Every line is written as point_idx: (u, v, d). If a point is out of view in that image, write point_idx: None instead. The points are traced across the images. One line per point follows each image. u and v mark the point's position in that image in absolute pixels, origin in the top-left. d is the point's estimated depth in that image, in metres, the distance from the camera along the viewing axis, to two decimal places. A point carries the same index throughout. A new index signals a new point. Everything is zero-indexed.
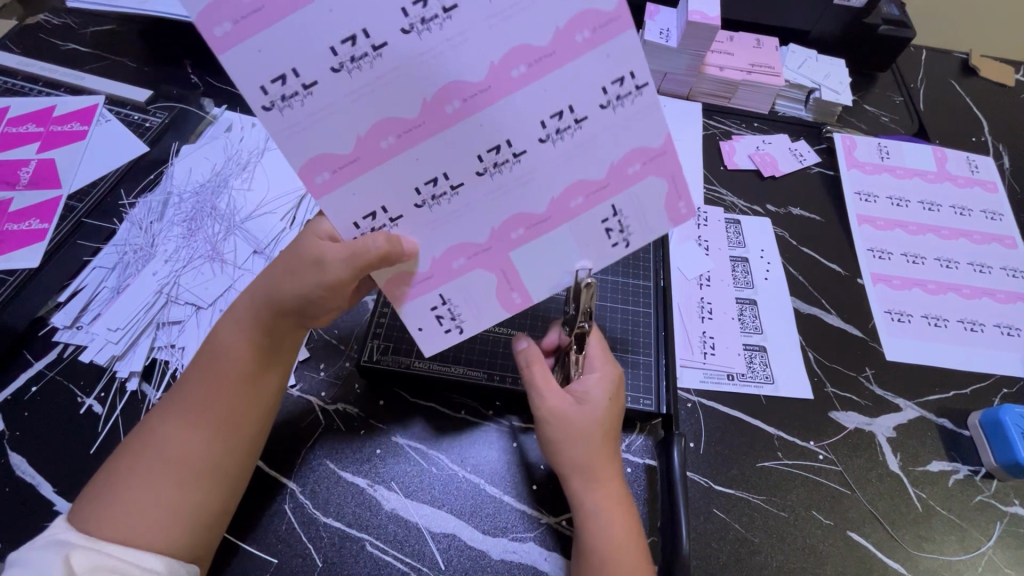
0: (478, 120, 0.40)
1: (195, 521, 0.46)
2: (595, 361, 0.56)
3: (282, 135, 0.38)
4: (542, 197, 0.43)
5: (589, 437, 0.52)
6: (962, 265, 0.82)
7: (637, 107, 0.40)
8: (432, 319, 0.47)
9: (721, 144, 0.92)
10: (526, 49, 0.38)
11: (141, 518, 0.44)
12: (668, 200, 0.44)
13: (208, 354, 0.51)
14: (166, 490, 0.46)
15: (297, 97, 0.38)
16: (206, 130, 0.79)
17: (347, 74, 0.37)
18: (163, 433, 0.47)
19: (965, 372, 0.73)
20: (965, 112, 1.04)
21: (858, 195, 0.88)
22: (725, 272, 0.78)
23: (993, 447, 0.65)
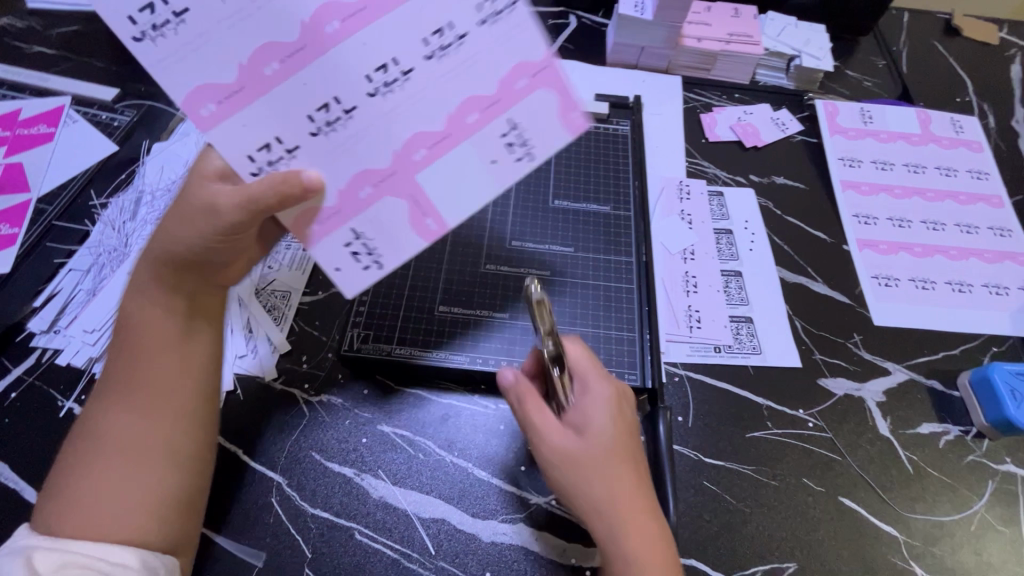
0: (362, 41, 0.42)
1: (160, 506, 0.46)
2: (584, 373, 0.54)
3: (159, 65, 0.39)
4: (424, 98, 0.44)
5: (599, 468, 0.50)
6: (948, 227, 0.81)
7: (512, 19, 0.43)
8: (348, 256, 0.47)
9: (702, 117, 0.91)
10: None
11: (93, 514, 0.44)
12: (561, 110, 0.46)
13: (124, 331, 0.49)
14: (118, 480, 0.45)
15: (169, 26, 0.39)
16: (177, 125, 0.77)
17: (219, 0, 0.39)
18: (100, 430, 0.46)
19: (954, 333, 0.73)
20: (948, 73, 1.03)
21: (842, 161, 0.87)
22: (709, 245, 0.77)
23: (982, 405, 0.65)
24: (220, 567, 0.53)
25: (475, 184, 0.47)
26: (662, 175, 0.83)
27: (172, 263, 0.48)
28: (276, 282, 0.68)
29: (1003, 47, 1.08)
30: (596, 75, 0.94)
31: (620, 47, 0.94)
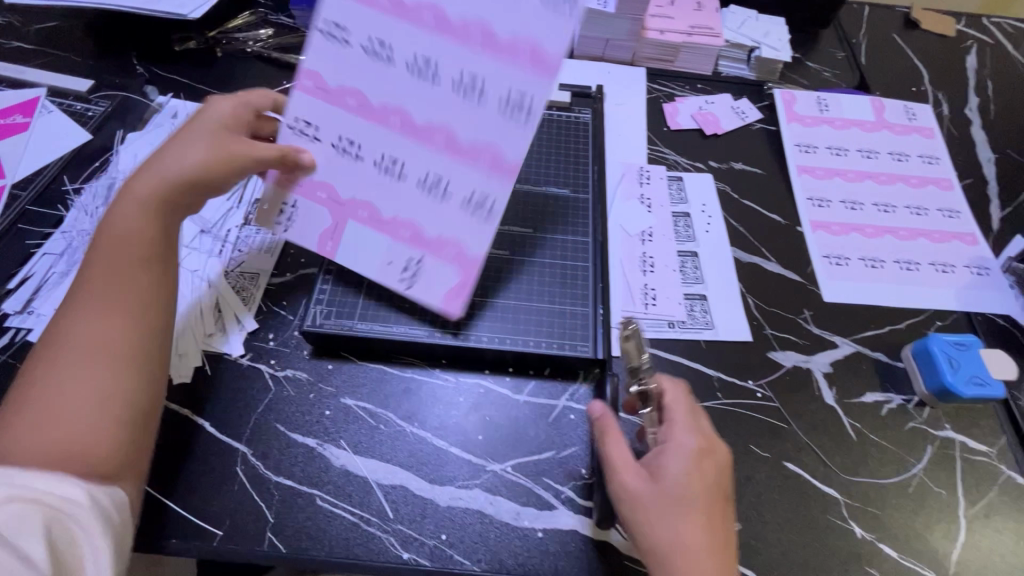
0: (400, 142, 0.58)
1: (84, 435, 0.48)
2: (676, 419, 0.55)
3: (316, 52, 0.58)
4: (411, 192, 0.59)
5: (670, 511, 0.51)
6: (899, 208, 0.84)
7: (473, 227, 0.58)
8: (279, 207, 0.64)
9: (665, 106, 0.94)
10: (501, 48, 0.53)
11: (56, 417, 0.48)
12: (453, 294, 0.60)
13: (100, 241, 0.55)
14: (81, 383, 0.49)
15: (339, 42, 0.58)
16: (151, 116, 0.80)
17: (370, 53, 0.57)
18: (45, 354, 0.50)
19: (901, 309, 0.76)
20: (906, 63, 1.06)
21: (798, 147, 0.90)
22: (666, 227, 0.80)
23: (923, 375, 0.68)
24: (183, 533, 0.55)
25: (369, 265, 0.62)
26: (623, 162, 0.86)
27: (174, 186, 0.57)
28: (245, 264, 0.71)
29: (961, 38, 1.12)
30: (562, 67, 0.97)
31: (585, 40, 0.97)
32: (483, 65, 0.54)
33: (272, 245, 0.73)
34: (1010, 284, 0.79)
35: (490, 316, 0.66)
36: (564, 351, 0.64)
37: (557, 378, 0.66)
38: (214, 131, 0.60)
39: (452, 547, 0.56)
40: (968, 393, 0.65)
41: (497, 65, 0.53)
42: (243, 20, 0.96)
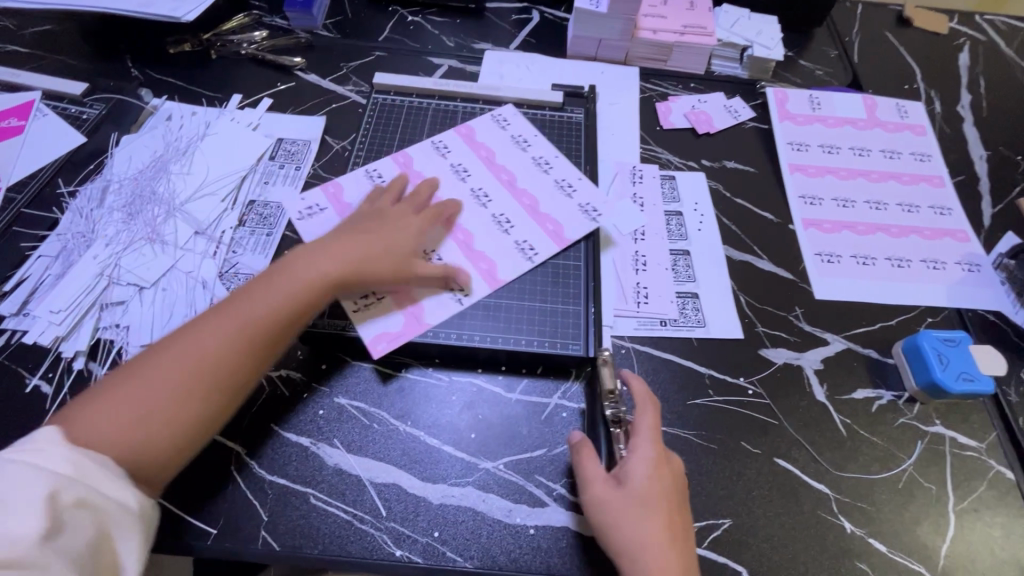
0: (452, 246, 0.70)
1: (135, 439, 0.51)
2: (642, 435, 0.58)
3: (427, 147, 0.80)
4: (435, 293, 0.67)
5: (631, 514, 0.54)
6: (890, 206, 0.85)
7: (441, 304, 0.66)
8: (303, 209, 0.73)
9: (658, 105, 0.95)
10: (539, 219, 0.73)
11: (144, 428, 0.52)
12: (381, 336, 0.63)
13: (283, 281, 0.60)
14: (181, 407, 0.53)
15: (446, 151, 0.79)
16: (146, 119, 0.82)
17: (456, 173, 0.77)
18: (164, 362, 0.54)
19: (892, 306, 0.76)
20: (898, 61, 1.06)
21: (791, 145, 0.90)
22: (659, 226, 0.80)
23: (913, 371, 0.68)
24: (177, 531, 0.55)
25: None
26: (616, 162, 0.87)
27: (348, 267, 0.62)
28: (239, 264, 0.71)
29: (953, 36, 1.12)
30: (555, 67, 0.97)
31: (579, 40, 0.97)
32: (524, 228, 0.72)
33: (266, 246, 0.73)
34: (1001, 280, 0.79)
35: (482, 315, 0.67)
36: (556, 348, 0.65)
37: (550, 376, 0.66)
38: (382, 216, 0.67)
39: (445, 544, 0.57)
40: (957, 388, 0.65)
41: (533, 226, 0.73)
42: (237, 22, 0.97)
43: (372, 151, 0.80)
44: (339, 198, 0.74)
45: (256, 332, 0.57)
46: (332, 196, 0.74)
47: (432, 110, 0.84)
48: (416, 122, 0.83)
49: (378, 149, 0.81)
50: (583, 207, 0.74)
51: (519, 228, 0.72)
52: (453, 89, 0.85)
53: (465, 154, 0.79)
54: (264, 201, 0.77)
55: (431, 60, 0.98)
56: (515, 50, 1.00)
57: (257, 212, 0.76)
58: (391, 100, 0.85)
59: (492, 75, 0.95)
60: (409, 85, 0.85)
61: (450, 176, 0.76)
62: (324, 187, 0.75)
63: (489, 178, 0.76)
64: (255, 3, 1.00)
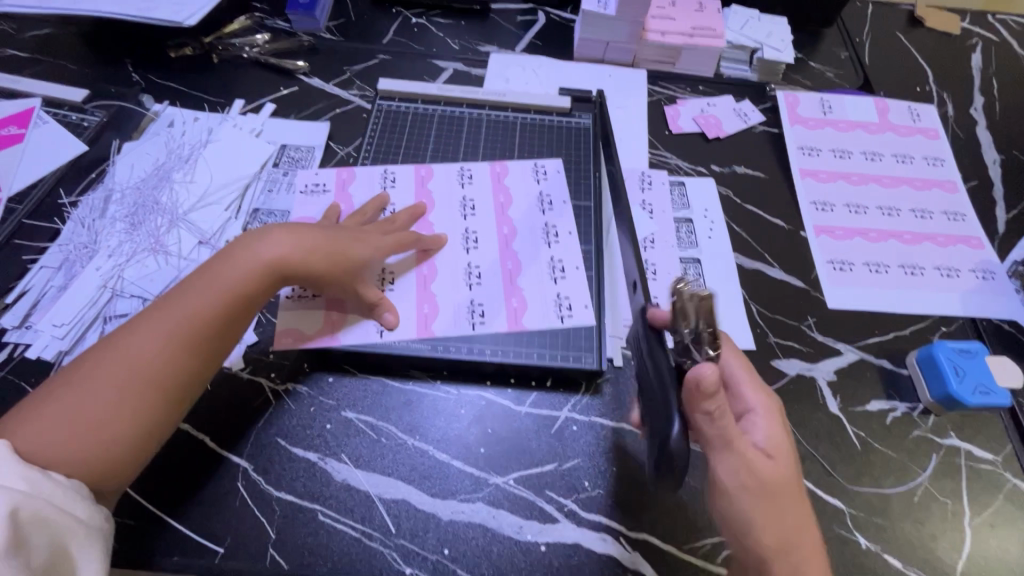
0: (409, 275, 0.70)
1: (88, 445, 0.50)
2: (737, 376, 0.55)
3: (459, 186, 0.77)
4: (367, 319, 0.66)
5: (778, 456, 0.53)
6: (903, 212, 0.84)
7: (361, 334, 0.65)
8: (309, 187, 0.76)
9: (666, 109, 0.93)
10: (507, 287, 0.69)
11: (84, 430, 0.50)
12: (293, 337, 0.65)
13: (219, 270, 0.60)
14: (116, 405, 0.52)
15: (469, 181, 0.78)
16: (148, 126, 0.81)
17: (461, 215, 0.75)
18: (106, 358, 0.54)
19: (905, 315, 0.75)
20: (910, 63, 1.05)
21: (802, 149, 0.89)
22: (669, 234, 0.79)
23: (928, 383, 0.67)
24: (185, 549, 0.55)
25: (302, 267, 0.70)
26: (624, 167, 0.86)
27: (291, 262, 0.61)
28: None
29: (965, 36, 1.10)
30: (562, 71, 0.96)
31: (585, 43, 0.96)
32: (488, 289, 0.69)
33: None
34: (1016, 288, 0.78)
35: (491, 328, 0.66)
36: (567, 361, 0.65)
37: (560, 389, 0.66)
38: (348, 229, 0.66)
39: (455, 561, 0.56)
40: (974, 402, 0.64)
41: (499, 296, 0.68)
42: (239, 25, 0.96)
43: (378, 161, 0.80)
44: (344, 187, 0.76)
45: (198, 326, 0.56)
46: (340, 183, 0.77)
47: (438, 116, 0.83)
48: (422, 130, 0.82)
49: (386, 158, 0.80)
50: (559, 298, 0.69)
51: (483, 288, 0.69)
52: (459, 95, 0.84)
53: (484, 193, 0.77)
54: (268, 210, 0.76)
55: (436, 63, 0.96)
56: (520, 53, 0.99)
57: (262, 221, 0.75)
58: (396, 106, 0.84)
59: (498, 78, 0.94)
60: (414, 91, 0.84)
61: (457, 210, 0.75)
62: (340, 170, 0.78)
63: (490, 225, 0.74)
64: (257, 6, 0.99)
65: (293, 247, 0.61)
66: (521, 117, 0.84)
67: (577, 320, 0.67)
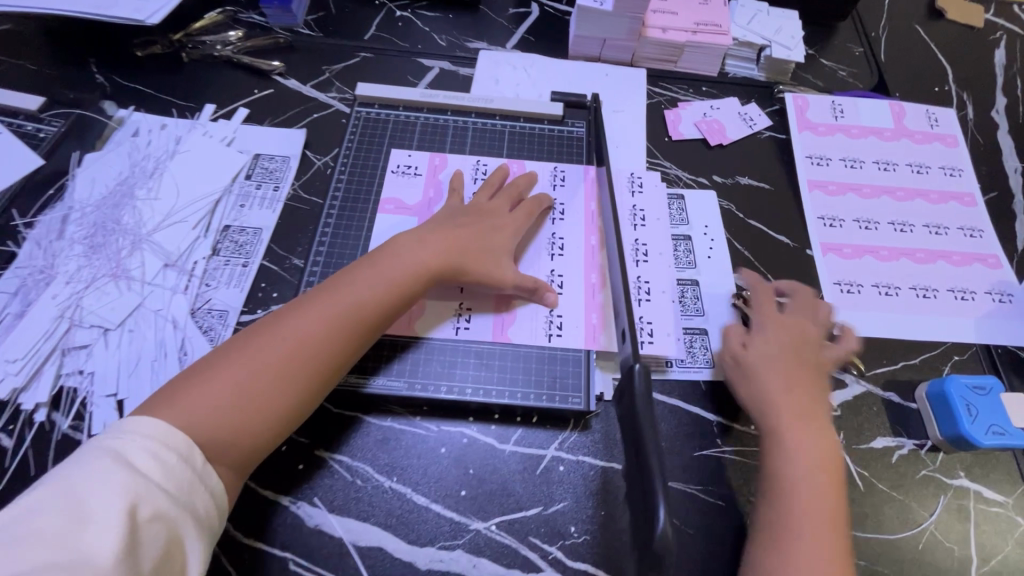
0: None
1: (225, 424, 0.52)
2: (764, 317, 0.67)
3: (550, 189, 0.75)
4: (445, 316, 0.66)
5: (772, 367, 0.62)
6: (917, 227, 0.78)
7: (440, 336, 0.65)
8: (400, 165, 0.75)
9: (667, 113, 0.87)
10: (591, 302, 0.68)
11: (240, 400, 0.53)
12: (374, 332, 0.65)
13: (372, 264, 0.62)
14: (266, 382, 0.54)
15: (562, 182, 0.76)
16: (111, 134, 0.76)
17: (552, 221, 0.73)
18: (263, 336, 0.57)
19: (916, 342, 0.71)
20: (929, 60, 0.98)
21: (810, 158, 0.83)
22: (664, 248, 0.73)
23: (938, 419, 0.63)
24: None
25: None
26: (615, 170, 0.80)
27: (442, 265, 0.63)
28: (213, 300, 0.67)
29: (989, 29, 1.03)
30: (556, 70, 0.90)
31: (581, 40, 0.90)
32: (568, 300, 0.68)
33: (241, 279, 0.69)
34: None
35: (473, 365, 0.63)
36: (553, 405, 0.62)
37: (547, 425, 0.62)
38: (479, 223, 0.67)
39: None
40: (987, 443, 0.60)
41: (579, 308, 0.67)
42: (209, 20, 0.89)
43: (354, 177, 0.75)
44: (436, 173, 0.75)
45: (352, 314, 0.58)
46: (431, 169, 0.75)
47: (421, 124, 0.78)
48: (403, 140, 0.77)
49: (362, 173, 0.75)
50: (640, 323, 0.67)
51: (564, 298, 0.68)
52: (443, 101, 0.79)
53: (574, 199, 0.75)
54: (239, 226, 0.72)
55: (421, 61, 0.90)
56: (512, 50, 0.92)
57: (232, 239, 0.71)
58: (375, 113, 0.79)
59: (487, 79, 0.88)
60: (395, 97, 0.79)
61: (547, 215, 0.73)
62: (434, 155, 0.76)
63: (580, 234, 0.72)
64: None
65: (437, 251, 0.64)
66: (509, 125, 0.79)
67: (566, 340, 0.65)
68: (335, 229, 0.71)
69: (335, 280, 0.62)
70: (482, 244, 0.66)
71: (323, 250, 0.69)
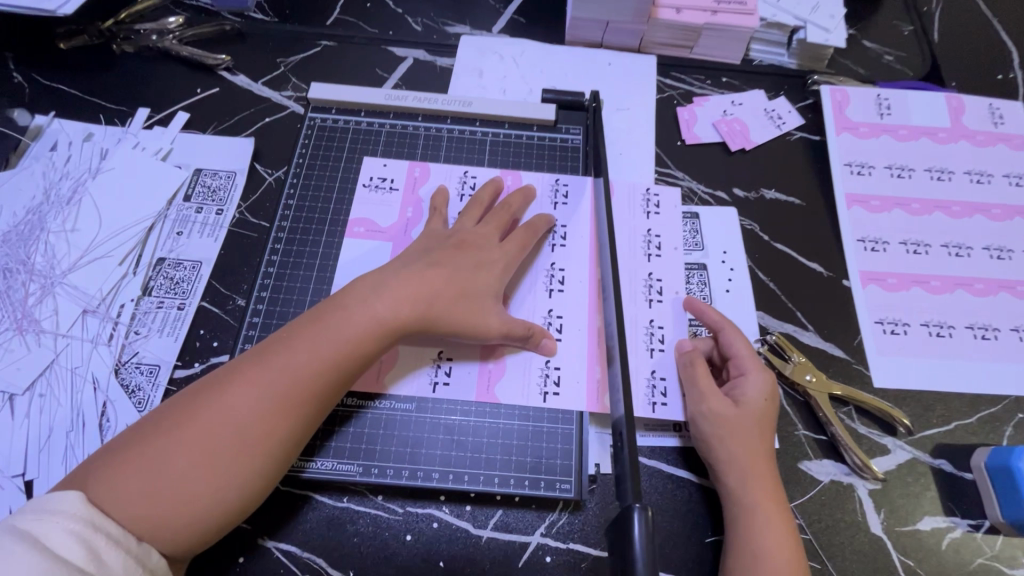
0: None
1: (148, 515, 0.41)
2: (746, 361, 0.54)
3: (545, 206, 0.62)
4: (420, 371, 0.55)
5: (748, 438, 0.51)
6: (975, 251, 0.66)
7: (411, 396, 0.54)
8: (376, 178, 0.64)
9: (680, 110, 0.74)
10: (594, 352, 0.56)
11: (169, 484, 0.42)
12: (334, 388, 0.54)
13: (333, 311, 0.49)
14: (203, 461, 0.43)
15: (564, 196, 0.63)
16: (28, 148, 0.67)
17: (551, 247, 0.60)
18: (204, 400, 0.45)
19: (972, 396, 0.60)
20: (992, 39, 0.83)
21: (849, 166, 0.71)
22: (682, 284, 0.61)
23: (1000, 498, 0.53)
24: None
25: None
26: (625, 183, 0.67)
27: (420, 316, 0.50)
28: (141, 353, 0.56)
29: None
30: (550, 60, 0.76)
31: (579, 23, 0.76)
32: (568, 349, 0.56)
33: (175, 325, 0.58)
34: None
35: (443, 442, 0.53)
36: (539, 490, 0.52)
37: (531, 506, 0.52)
38: (463, 255, 0.54)
39: None
40: None
41: (581, 359, 0.55)
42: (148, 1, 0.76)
43: (306, 199, 0.63)
44: (415, 188, 0.63)
45: (309, 376, 0.47)
46: (410, 182, 0.63)
47: (386, 132, 0.66)
48: (365, 152, 0.65)
49: (315, 194, 0.63)
50: (652, 379, 0.56)
51: (564, 346, 0.56)
52: (412, 103, 0.67)
53: (578, 219, 0.62)
54: (176, 259, 0.61)
55: (392, 50, 0.77)
56: (499, 35, 0.79)
57: (166, 276, 0.60)
58: (332, 120, 0.67)
59: (469, 72, 0.75)
60: (356, 100, 0.67)
61: (545, 239, 0.60)
62: (413, 164, 0.64)
63: (582, 263, 0.59)
64: None
65: (409, 300, 0.50)
66: (491, 132, 0.67)
67: (564, 401, 0.54)
68: (281, 264, 0.60)
69: (292, 328, 0.49)
70: (469, 285, 0.52)
71: (268, 288, 0.59)
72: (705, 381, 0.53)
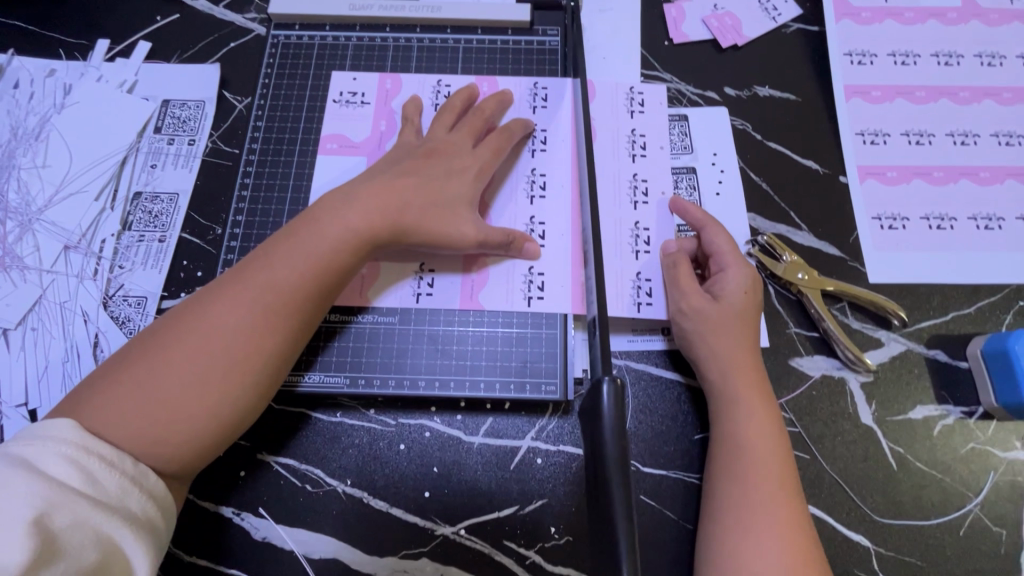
0: None
1: (140, 430, 0.41)
2: (726, 256, 0.53)
3: (523, 112, 0.60)
4: (402, 282, 0.55)
5: (729, 331, 0.50)
6: (981, 138, 0.63)
7: (393, 307, 0.54)
8: (347, 93, 0.61)
9: (666, 7, 0.69)
10: (578, 255, 0.54)
11: (157, 401, 0.42)
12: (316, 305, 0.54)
13: (303, 227, 0.49)
14: (187, 377, 0.43)
15: (543, 99, 0.60)
16: None
17: (531, 152, 0.58)
18: (182, 323, 0.45)
19: (971, 287, 0.58)
20: None
21: (849, 56, 0.66)
22: (667, 184, 0.59)
23: (994, 383, 0.53)
24: None
25: None
26: (607, 85, 0.64)
27: (394, 225, 0.49)
28: (127, 285, 0.57)
29: None
30: None
31: None
32: (552, 254, 0.55)
33: (158, 257, 0.58)
34: None
35: (427, 351, 0.54)
36: (526, 394, 0.52)
37: (520, 411, 0.53)
38: (435, 164, 0.52)
39: None
40: None
41: (565, 263, 0.54)
42: None
43: (275, 122, 0.61)
44: (388, 101, 0.60)
45: (285, 290, 0.46)
46: (381, 96, 0.61)
47: (353, 46, 0.63)
48: (332, 69, 0.62)
49: (284, 117, 0.61)
50: (638, 280, 0.55)
51: (547, 251, 0.55)
52: (378, 13, 0.63)
53: (558, 122, 0.59)
54: (152, 192, 0.60)
55: None
56: None
57: (144, 209, 0.59)
58: (296, 37, 0.64)
59: None
60: (320, 14, 0.64)
61: (525, 144, 0.58)
62: (384, 76, 0.61)
63: (563, 167, 0.57)
64: None
65: (379, 210, 0.49)
66: (464, 40, 0.63)
67: (548, 305, 0.53)
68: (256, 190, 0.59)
69: (265, 247, 0.49)
70: (442, 193, 0.51)
71: (244, 214, 0.58)
72: (684, 280, 0.52)
